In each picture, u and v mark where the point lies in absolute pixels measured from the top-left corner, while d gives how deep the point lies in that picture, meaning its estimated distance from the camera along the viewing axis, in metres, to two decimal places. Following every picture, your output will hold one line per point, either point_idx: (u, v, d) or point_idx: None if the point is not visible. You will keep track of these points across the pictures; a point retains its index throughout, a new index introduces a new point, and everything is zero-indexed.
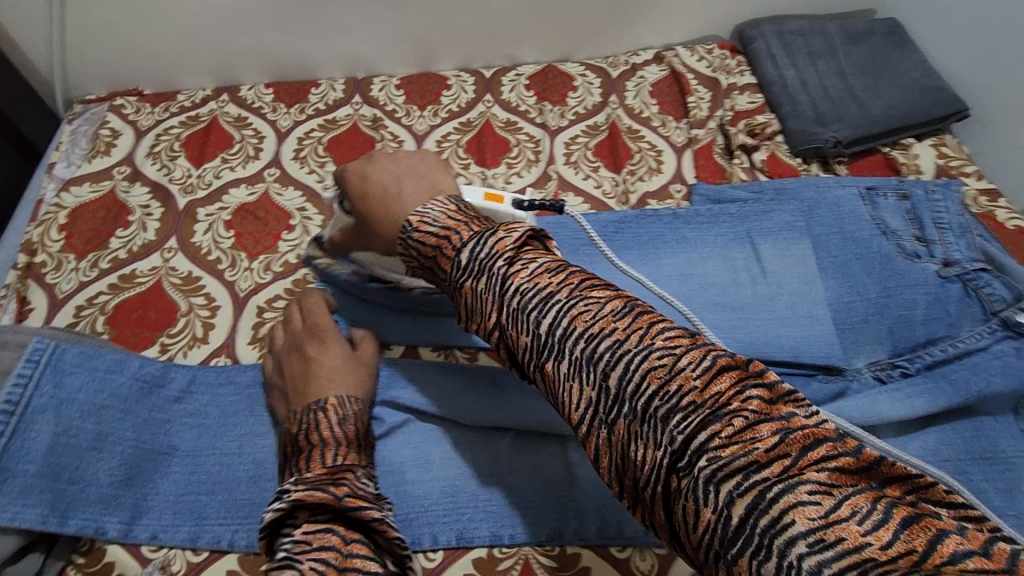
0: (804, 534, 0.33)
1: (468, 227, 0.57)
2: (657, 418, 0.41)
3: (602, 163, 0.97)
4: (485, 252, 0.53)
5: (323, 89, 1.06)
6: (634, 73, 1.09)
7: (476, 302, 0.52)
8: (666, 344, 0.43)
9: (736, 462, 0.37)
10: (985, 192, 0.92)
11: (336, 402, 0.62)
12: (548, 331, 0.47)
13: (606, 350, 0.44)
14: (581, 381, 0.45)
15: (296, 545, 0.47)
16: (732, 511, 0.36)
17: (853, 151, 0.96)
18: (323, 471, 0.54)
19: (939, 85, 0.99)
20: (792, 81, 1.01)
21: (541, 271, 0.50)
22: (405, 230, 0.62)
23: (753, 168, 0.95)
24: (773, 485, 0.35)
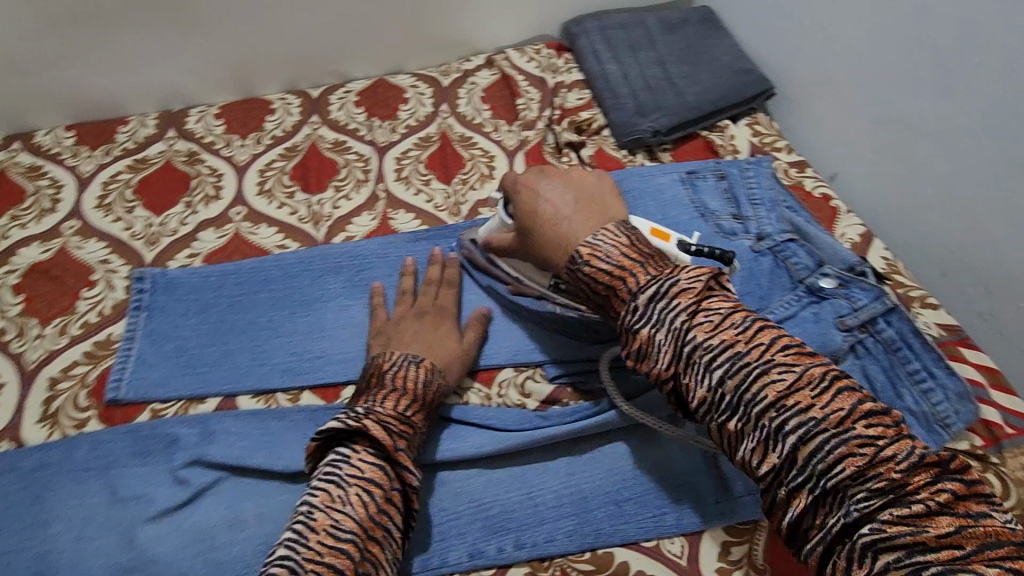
0: None
1: (642, 267, 0.56)
2: (795, 452, 0.46)
3: (434, 175, 0.95)
4: (611, 262, 0.57)
5: (132, 126, 0.99)
6: (465, 79, 1.09)
7: (615, 300, 0.57)
8: (787, 361, 0.48)
9: (902, 539, 0.42)
10: (794, 164, 0.98)
11: (429, 365, 0.65)
12: (686, 349, 0.51)
13: (742, 379, 0.49)
14: (710, 401, 0.50)
15: (351, 470, 0.55)
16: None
17: (675, 138, 1.00)
18: (393, 415, 0.59)
19: (749, 67, 1.05)
20: (614, 75, 1.04)
21: (675, 287, 0.53)
22: (575, 262, 0.60)
23: (582, 164, 0.97)
24: (933, 564, 0.40)
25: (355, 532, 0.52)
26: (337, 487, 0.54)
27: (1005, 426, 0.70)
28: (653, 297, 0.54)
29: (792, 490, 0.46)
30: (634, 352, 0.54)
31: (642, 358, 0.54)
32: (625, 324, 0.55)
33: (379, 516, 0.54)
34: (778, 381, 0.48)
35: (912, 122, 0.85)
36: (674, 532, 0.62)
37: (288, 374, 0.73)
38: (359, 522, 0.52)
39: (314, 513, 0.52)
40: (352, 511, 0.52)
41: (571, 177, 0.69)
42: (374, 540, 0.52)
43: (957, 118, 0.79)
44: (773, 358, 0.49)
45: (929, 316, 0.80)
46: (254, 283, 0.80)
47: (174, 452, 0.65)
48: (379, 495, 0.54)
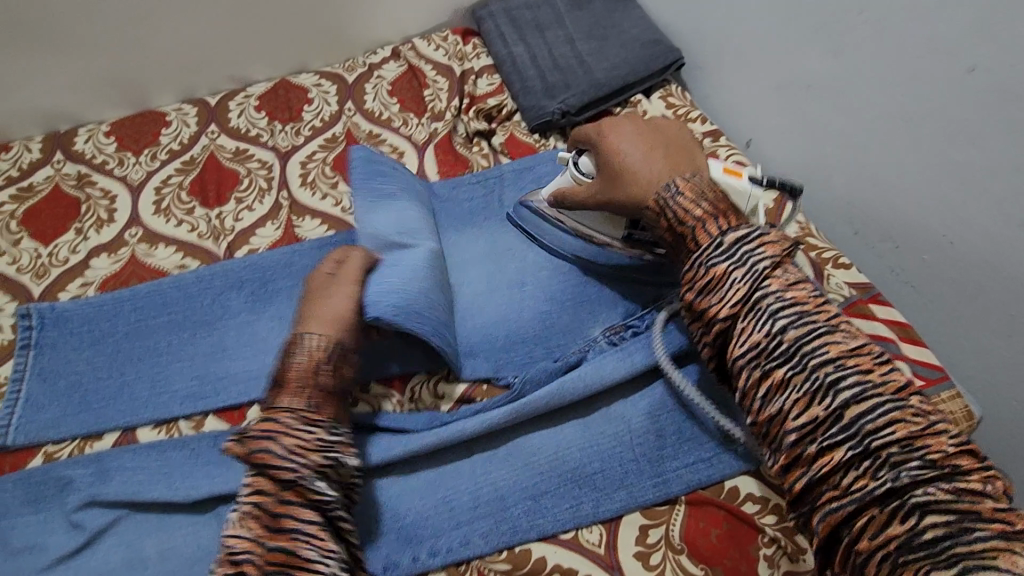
0: (942, 511, 0.42)
1: (732, 213, 0.57)
2: (842, 409, 0.46)
3: (340, 177, 0.91)
4: (706, 203, 0.57)
5: (15, 152, 0.93)
6: (372, 73, 1.05)
7: (688, 240, 0.57)
8: (851, 332, 0.50)
9: (901, 436, 0.45)
10: (708, 134, 0.97)
11: (327, 342, 0.64)
12: (756, 295, 0.52)
13: (804, 333, 0.50)
14: (761, 347, 0.50)
15: (244, 486, 0.57)
16: (924, 527, 0.42)
17: (588, 117, 0.99)
18: (262, 422, 0.59)
19: (657, 38, 1.03)
20: (521, 57, 1.02)
21: (761, 239, 0.54)
22: (665, 193, 0.60)
23: (494, 152, 0.96)
24: (984, 529, 0.40)
25: (248, 549, 0.53)
26: (229, 511, 0.56)
27: (916, 378, 0.71)
28: (739, 240, 0.54)
29: (827, 447, 0.46)
30: (698, 286, 0.55)
31: (703, 298, 0.54)
32: (699, 260, 0.55)
33: (274, 525, 0.55)
34: (841, 342, 0.49)
35: (808, 81, 0.85)
36: (591, 521, 0.62)
37: (188, 399, 0.69)
38: (252, 537, 0.54)
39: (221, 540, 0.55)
40: (246, 529, 0.55)
41: (648, 123, 0.68)
42: (274, 548, 0.54)
43: (843, 72, 0.80)
44: (837, 324, 0.50)
45: (841, 276, 0.80)
46: (150, 308, 0.76)
47: (68, 496, 0.63)
48: (267, 504, 0.56)
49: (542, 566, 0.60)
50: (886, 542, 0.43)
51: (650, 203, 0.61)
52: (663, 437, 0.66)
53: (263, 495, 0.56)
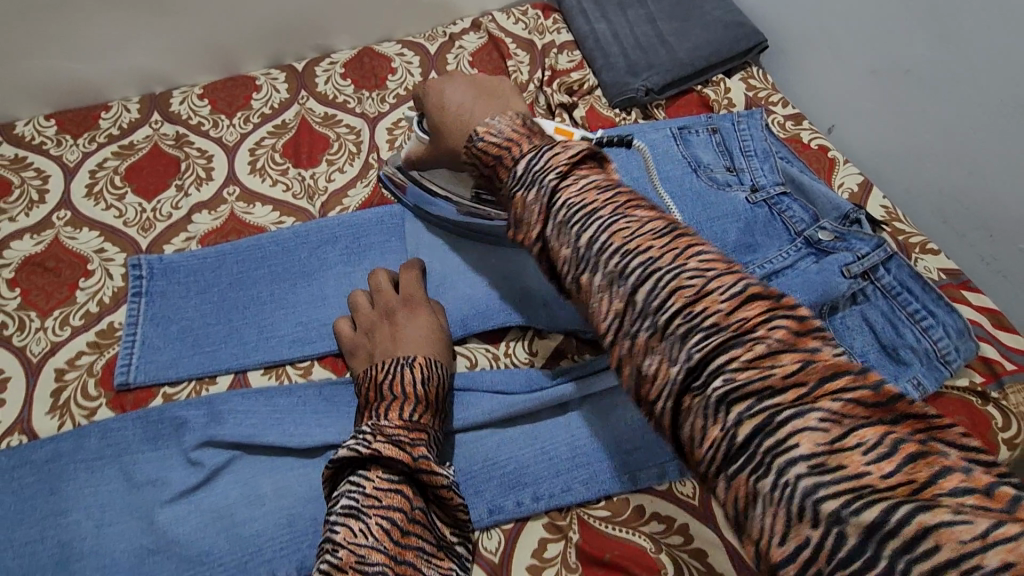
0: (806, 458, 0.31)
1: (532, 138, 0.50)
2: (647, 315, 0.39)
3: None
4: (502, 137, 0.51)
5: (115, 111, 0.97)
6: (453, 45, 1.07)
7: (499, 173, 0.50)
8: (699, 267, 0.39)
9: (751, 385, 0.34)
10: (790, 116, 0.98)
11: (423, 360, 0.63)
12: (566, 211, 0.44)
13: (642, 278, 0.40)
14: (587, 281, 0.43)
15: (366, 498, 0.51)
16: (738, 422, 0.34)
17: (669, 95, 1.00)
18: (400, 424, 0.56)
19: (741, 19, 1.03)
20: (603, 33, 1.03)
21: (553, 154, 0.46)
22: (472, 141, 0.53)
23: (575, 126, 0.97)
24: (814, 403, 0.33)
25: (384, 564, 0.49)
26: (356, 521, 0.50)
27: (1005, 362, 0.72)
28: (527, 169, 0.47)
29: (651, 364, 0.38)
30: (513, 219, 0.48)
31: (527, 233, 0.47)
32: (510, 192, 0.48)
33: (404, 540, 0.51)
34: (687, 287, 0.38)
35: (908, 66, 0.84)
36: (686, 475, 0.62)
37: (294, 349, 0.72)
38: (385, 553, 0.50)
39: (338, 550, 0.49)
40: (375, 543, 0.50)
41: (472, 79, 0.62)
42: (406, 564, 0.51)
43: (949, 59, 0.79)
44: (686, 263, 0.39)
45: (930, 261, 0.80)
46: (252, 262, 0.79)
47: (185, 434, 0.66)
48: (400, 519, 0.52)
49: (640, 514, 0.62)
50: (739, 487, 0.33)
51: (465, 150, 0.55)
52: None
53: (399, 510, 0.52)
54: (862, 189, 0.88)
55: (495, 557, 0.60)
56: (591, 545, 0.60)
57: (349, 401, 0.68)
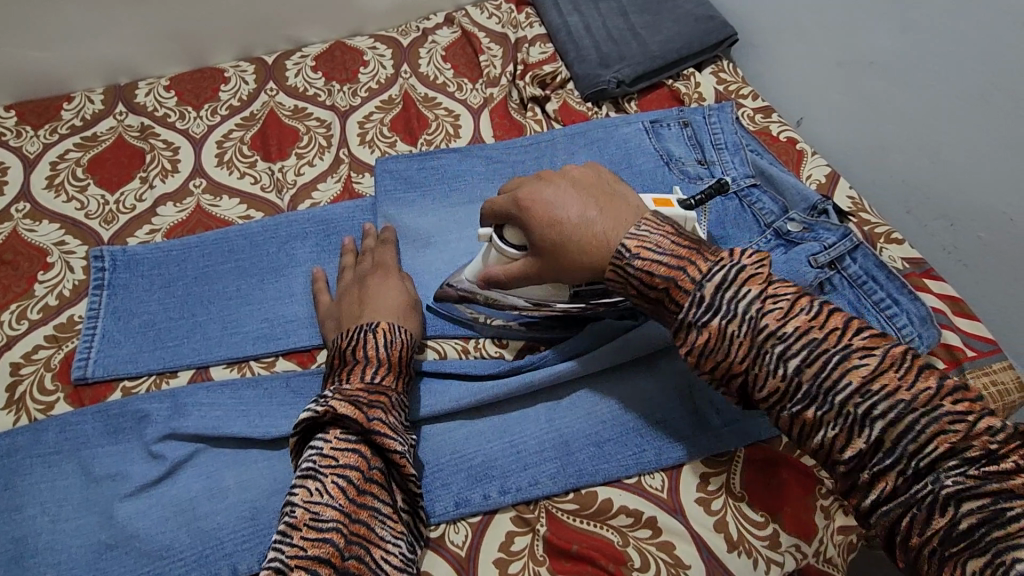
0: (1016, 540, 0.38)
1: (700, 255, 0.53)
2: (798, 375, 0.47)
3: (398, 137, 0.93)
4: (666, 254, 0.54)
5: (77, 102, 0.94)
6: (426, 39, 1.06)
7: (665, 304, 0.53)
8: (864, 346, 0.46)
9: (927, 450, 0.43)
10: (760, 110, 0.99)
11: (388, 327, 0.63)
12: (761, 343, 0.48)
13: (819, 367, 0.47)
14: (717, 346, 0.50)
15: (324, 458, 0.53)
16: (961, 518, 0.41)
17: (640, 89, 1.00)
18: (359, 386, 0.58)
19: (711, 14, 1.04)
20: (576, 26, 1.03)
21: (742, 273, 0.50)
22: (621, 257, 0.56)
23: (547, 119, 0.97)
24: (935, 447, 0.42)
25: (337, 520, 0.51)
26: (313, 480, 0.52)
27: (966, 349, 0.73)
28: (718, 286, 0.50)
29: (877, 474, 0.45)
30: (692, 347, 0.51)
31: (703, 357, 0.51)
32: (687, 320, 0.51)
33: (361, 498, 0.53)
34: (860, 367, 0.45)
35: (872, 58, 0.85)
36: (654, 467, 0.64)
37: (260, 341, 0.71)
38: (339, 511, 0.51)
39: (295, 510, 0.51)
40: (330, 501, 0.52)
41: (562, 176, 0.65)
42: (361, 522, 0.52)
43: (910, 50, 0.80)
44: (851, 344, 0.47)
45: (894, 250, 0.81)
46: (218, 253, 0.78)
47: (146, 427, 0.64)
48: (356, 478, 0.53)
49: (608, 507, 0.62)
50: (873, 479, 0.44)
51: (611, 267, 0.57)
52: None
53: (355, 469, 0.53)
54: (830, 180, 0.89)
55: (462, 551, 0.60)
56: (559, 537, 0.60)
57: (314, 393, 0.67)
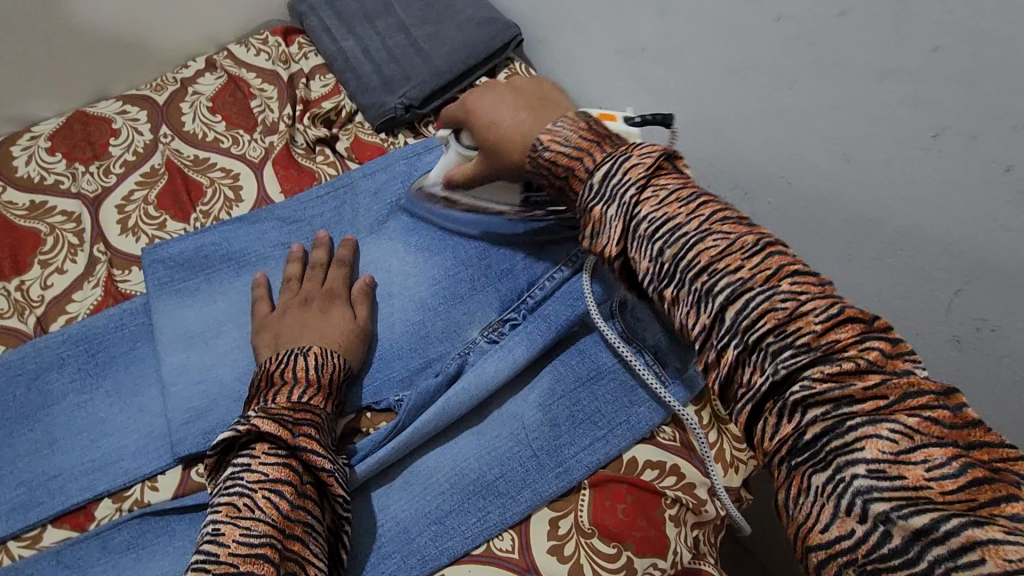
0: (868, 461, 0.34)
1: (601, 146, 0.53)
2: (722, 312, 0.41)
3: (167, 215, 0.81)
4: (571, 145, 0.54)
5: None
6: (186, 90, 0.93)
7: (569, 190, 0.54)
8: (724, 230, 0.43)
9: (830, 393, 0.37)
10: None
11: (319, 350, 0.63)
12: (632, 222, 0.47)
13: (741, 302, 0.40)
14: (654, 272, 0.45)
15: (252, 475, 0.51)
16: (805, 426, 0.37)
17: (435, 108, 0.95)
18: (284, 404, 0.56)
19: (493, 15, 1.00)
20: (353, 52, 0.95)
21: (630, 166, 0.49)
22: (536, 150, 0.57)
23: (342, 159, 0.89)
24: (856, 416, 0.36)
25: (269, 534, 0.48)
26: (241, 496, 0.49)
27: None
28: (607, 175, 0.50)
29: (720, 351, 0.41)
30: (589, 232, 0.50)
31: (596, 239, 0.50)
32: (584, 204, 0.51)
33: (295, 512, 0.50)
34: (711, 247, 0.43)
35: (643, 44, 0.85)
36: (499, 529, 0.60)
37: (18, 512, 0.60)
38: (273, 523, 0.48)
39: (221, 526, 0.48)
40: (262, 515, 0.49)
41: (512, 84, 0.65)
42: (294, 538, 0.49)
43: (671, 35, 0.81)
44: (710, 228, 0.44)
45: None
46: None
47: None
48: (290, 493, 0.51)
49: None
50: (779, 446, 0.38)
51: (530, 159, 0.57)
52: (557, 425, 0.65)
53: (289, 483, 0.51)
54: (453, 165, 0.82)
55: None
56: None
57: (95, 561, 0.57)
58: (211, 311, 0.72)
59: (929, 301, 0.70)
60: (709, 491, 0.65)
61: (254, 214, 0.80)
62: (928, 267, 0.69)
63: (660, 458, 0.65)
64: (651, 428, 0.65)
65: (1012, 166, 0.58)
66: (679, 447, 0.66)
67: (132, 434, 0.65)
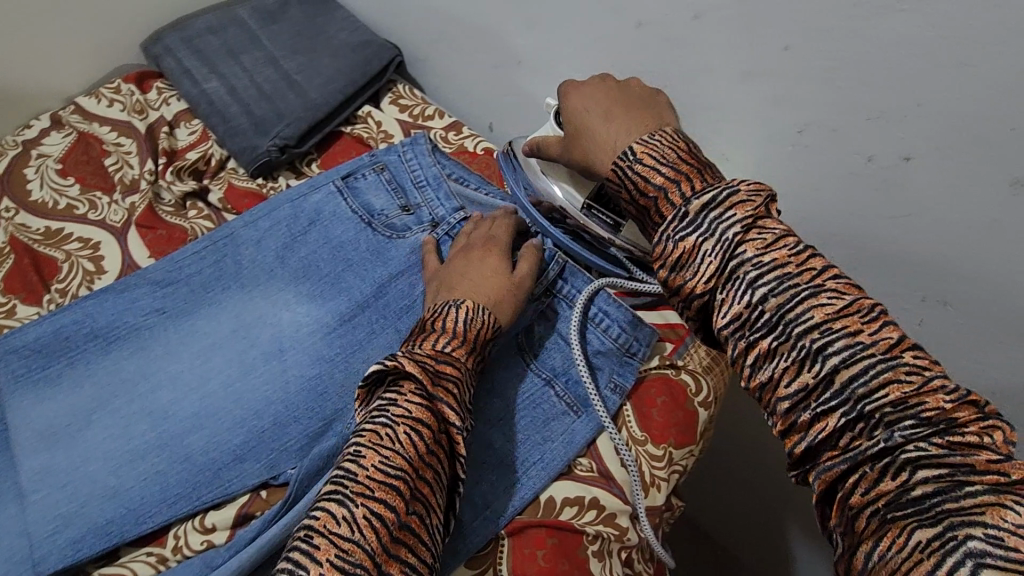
0: (985, 526, 0.33)
1: (700, 174, 0.47)
2: (833, 374, 0.39)
3: (17, 299, 0.72)
4: (669, 166, 0.47)
5: None
6: (30, 154, 0.84)
7: (653, 213, 0.48)
8: (839, 289, 0.41)
9: (948, 459, 0.36)
10: (450, 127, 0.92)
11: (471, 304, 0.62)
12: (732, 265, 0.42)
13: (860, 369, 0.38)
14: (745, 319, 0.42)
15: (397, 409, 0.50)
16: (915, 485, 0.36)
17: (316, 144, 0.89)
18: (431, 351, 0.56)
19: (367, 38, 0.95)
20: (217, 93, 0.89)
21: (731, 199, 0.44)
22: (625, 158, 0.49)
23: (216, 210, 0.82)
24: (975, 484, 0.35)
25: (405, 470, 0.46)
26: (386, 428, 0.48)
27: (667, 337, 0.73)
28: (705, 206, 0.44)
29: (823, 409, 0.39)
30: (669, 264, 0.45)
31: (675, 271, 0.45)
32: (666, 232, 0.45)
33: (428, 458, 0.48)
34: (828, 304, 0.40)
35: (519, 57, 0.83)
36: None
37: None
38: (408, 460, 0.47)
39: (362, 450, 0.47)
40: (401, 450, 0.47)
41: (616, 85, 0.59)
42: (426, 482, 0.47)
43: (543, 47, 0.79)
44: (824, 283, 0.41)
45: None
46: None
47: None
48: (427, 436, 0.49)
49: None
50: (875, 499, 0.37)
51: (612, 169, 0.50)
52: (472, 476, 0.61)
53: (428, 426, 0.49)
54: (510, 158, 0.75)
55: None
56: None
57: None
58: (75, 400, 0.63)
59: None
60: (631, 517, 0.64)
61: (122, 280, 0.69)
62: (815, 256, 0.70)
63: (577, 493, 0.63)
64: (566, 463, 0.64)
65: (873, 156, 0.59)
66: (597, 478, 0.64)
67: None
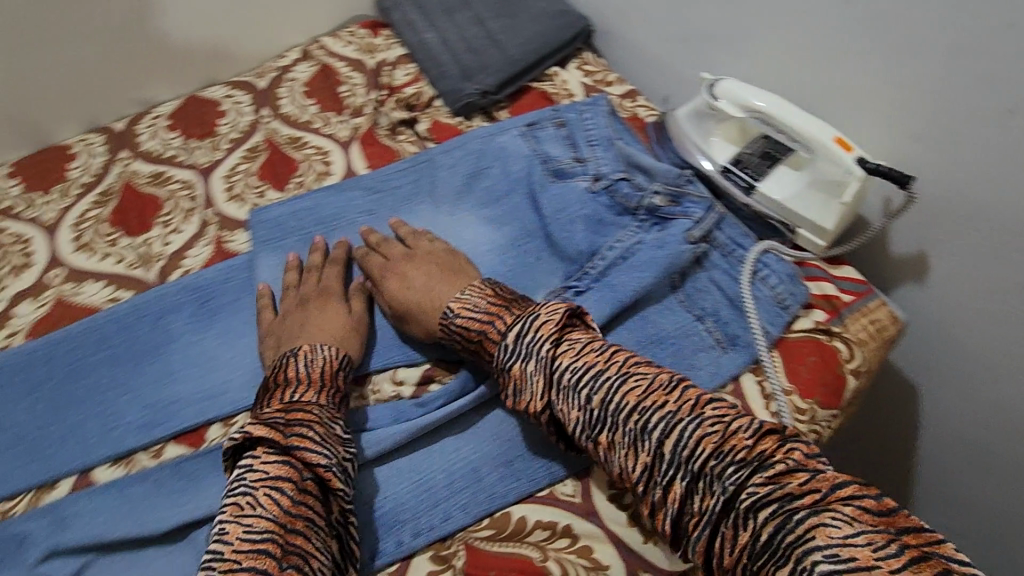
0: (823, 549, 0.41)
1: (507, 310, 0.63)
2: (661, 448, 0.51)
3: (268, 184, 0.90)
4: (480, 312, 0.64)
5: None
6: (284, 77, 1.03)
7: (482, 352, 0.64)
8: (641, 372, 0.55)
9: (773, 495, 0.45)
10: (627, 95, 1.00)
11: (308, 349, 0.66)
12: (553, 374, 0.57)
13: (678, 436, 0.50)
14: (583, 420, 0.55)
15: (253, 474, 0.53)
16: (760, 528, 0.44)
17: (508, 94, 1.00)
18: (279, 406, 0.59)
19: (564, 7, 1.04)
20: (434, 43, 1.03)
21: (542, 323, 0.59)
22: (446, 317, 0.67)
23: (420, 138, 0.97)
24: (800, 509, 0.44)
25: (271, 530, 0.50)
26: (244, 496, 0.52)
27: (842, 296, 0.77)
28: (519, 335, 0.59)
29: (666, 487, 0.50)
30: (511, 389, 0.60)
31: (518, 394, 0.59)
32: (500, 362, 0.60)
33: (296, 510, 0.52)
34: (635, 388, 0.53)
35: (709, 31, 0.88)
36: (563, 475, 0.67)
37: (143, 430, 0.70)
38: (273, 521, 0.51)
39: (226, 526, 0.51)
40: (263, 512, 0.51)
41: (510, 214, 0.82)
42: (296, 533, 0.51)
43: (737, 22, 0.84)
44: (627, 370, 0.55)
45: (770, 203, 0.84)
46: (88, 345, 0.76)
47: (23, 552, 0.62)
48: (290, 490, 0.53)
49: (524, 525, 0.64)
50: (739, 555, 0.45)
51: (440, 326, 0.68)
52: None
53: (288, 480, 0.53)
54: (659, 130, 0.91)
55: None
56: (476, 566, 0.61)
57: (208, 472, 0.66)
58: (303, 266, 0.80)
59: (1005, 280, 0.70)
60: None
61: (343, 183, 0.87)
62: (998, 246, 0.69)
63: None
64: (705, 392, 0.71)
65: None
66: None
67: (238, 370, 0.74)
